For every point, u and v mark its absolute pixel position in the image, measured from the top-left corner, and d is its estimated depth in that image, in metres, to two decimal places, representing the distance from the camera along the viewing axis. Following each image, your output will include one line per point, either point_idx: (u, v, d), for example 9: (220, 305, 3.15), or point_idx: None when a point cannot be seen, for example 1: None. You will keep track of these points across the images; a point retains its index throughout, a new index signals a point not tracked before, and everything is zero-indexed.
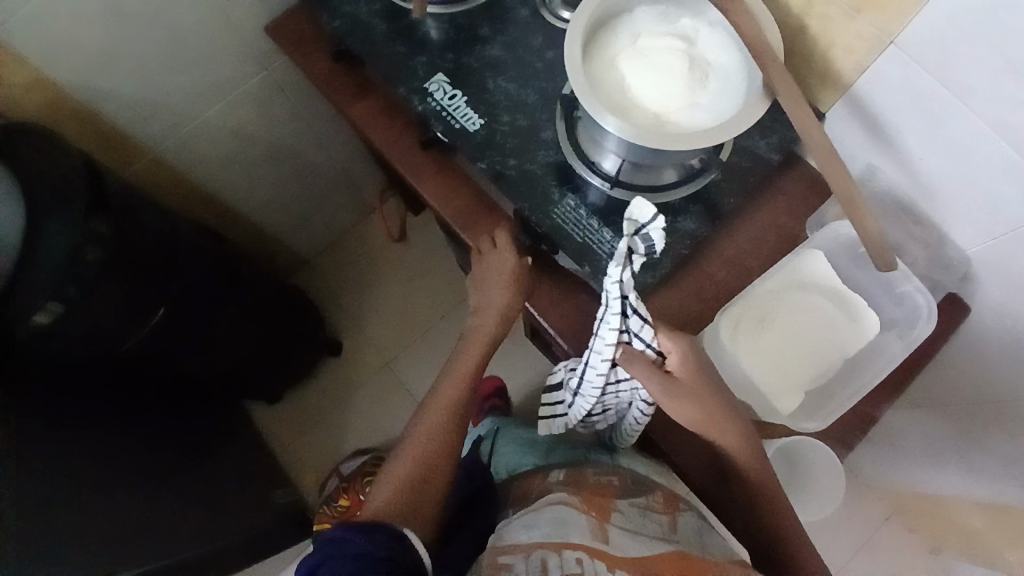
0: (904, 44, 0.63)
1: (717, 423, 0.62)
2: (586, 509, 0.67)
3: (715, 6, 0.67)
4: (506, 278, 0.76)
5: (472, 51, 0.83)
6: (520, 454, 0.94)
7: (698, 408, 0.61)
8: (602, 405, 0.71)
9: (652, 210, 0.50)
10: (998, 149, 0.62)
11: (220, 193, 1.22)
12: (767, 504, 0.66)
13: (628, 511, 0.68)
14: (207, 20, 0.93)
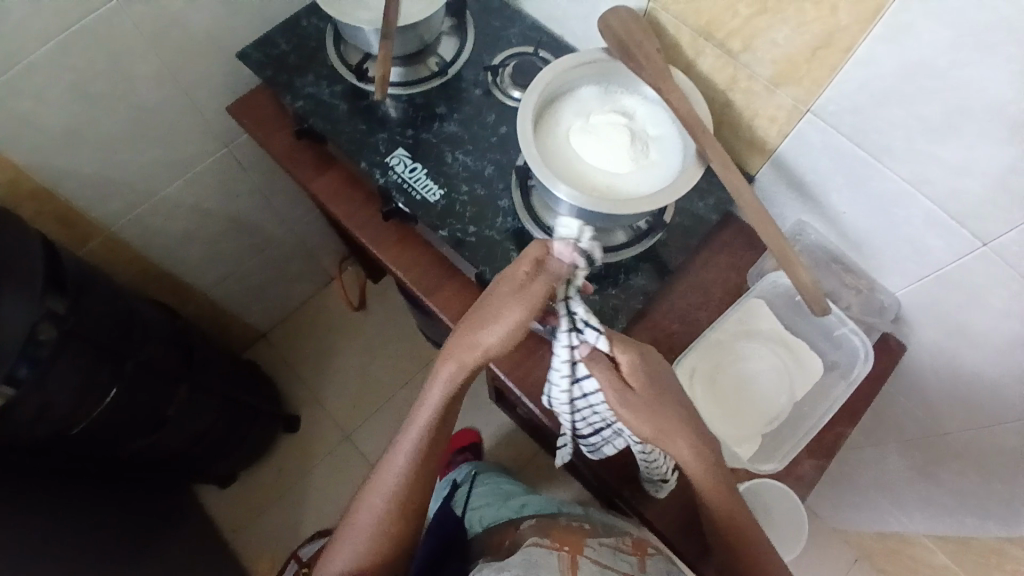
0: (819, 112, 0.72)
1: (672, 438, 0.62)
2: (557, 545, 0.72)
3: (650, 85, 0.74)
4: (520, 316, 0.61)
5: (430, 128, 0.89)
6: (494, 507, 1.03)
7: (650, 418, 0.62)
8: (588, 423, 0.71)
9: (578, 223, 0.71)
10: (913, 196, 0.70)
11: (175, 268, 1.21)
12: (728, 524, 0.66)
13: (601, 549, 0.72)
14: (171, 101, 0.96)
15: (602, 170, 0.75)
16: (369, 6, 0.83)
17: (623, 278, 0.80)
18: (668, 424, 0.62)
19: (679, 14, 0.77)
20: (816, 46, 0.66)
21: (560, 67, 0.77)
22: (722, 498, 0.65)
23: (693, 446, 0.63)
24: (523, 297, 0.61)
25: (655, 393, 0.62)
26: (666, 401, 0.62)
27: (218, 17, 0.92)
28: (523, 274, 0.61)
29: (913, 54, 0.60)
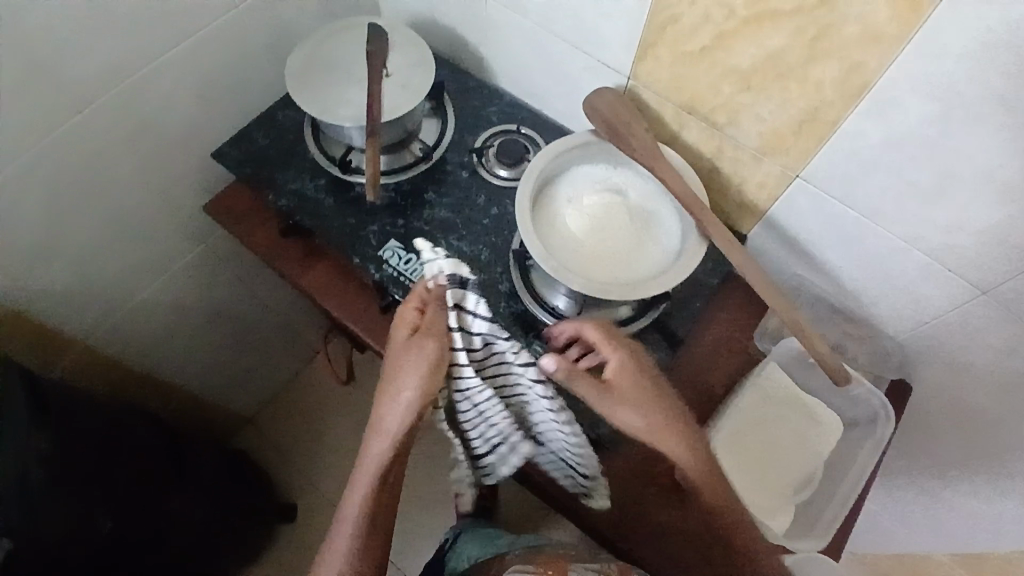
0: (809, 177, 0.73)
1: (663, 427, 0.60)
2: (539, 571, 0.70)
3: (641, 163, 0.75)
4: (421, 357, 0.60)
5: (421, 215, 0.87)
6: (482, 548, 0.95)
7: (642, 413, 0.59)
8: (485, 438, 0.73)
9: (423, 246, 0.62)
10: (912, 252, 0.71)
11: (157, 370, 1.14)
12: (731, 522, 0.62)
13: (585, 570, 0.71)
14: (146, 205, 0.91)
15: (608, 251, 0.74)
16: (350, 101, 0.80)
17: (636, 352, 0.80)
18: (654, 408, 0.60)
19: (661, 90, 0.78)
20: (803, 119, 0.68)
21: (552, 153, 0.77)
22: (718, 489, 0.61)
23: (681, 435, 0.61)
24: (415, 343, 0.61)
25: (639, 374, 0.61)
26: (651, 381, 0.61)
27: (193, 120, 0.88)
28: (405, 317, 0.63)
29: (902, 123, 0.62)
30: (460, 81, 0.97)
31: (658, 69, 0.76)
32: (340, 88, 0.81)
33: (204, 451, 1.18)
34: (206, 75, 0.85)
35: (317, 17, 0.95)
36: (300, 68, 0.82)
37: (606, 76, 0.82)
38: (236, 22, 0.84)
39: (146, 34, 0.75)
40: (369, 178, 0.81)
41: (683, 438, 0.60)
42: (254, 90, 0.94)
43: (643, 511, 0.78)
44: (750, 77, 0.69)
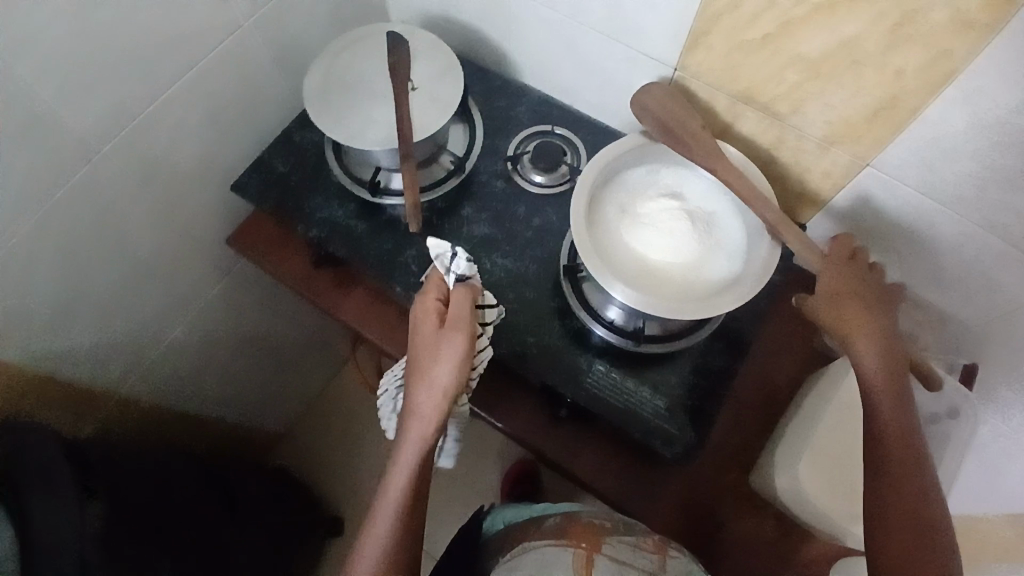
0: (882, 166, 0.68)
1: (861, 328, 0.62)
2: (575, 544, 0.69)
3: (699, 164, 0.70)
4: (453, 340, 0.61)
5: (460, 234, 0.82)
6: (520, 511, 0.86)
7: (854, 312, 0.63)
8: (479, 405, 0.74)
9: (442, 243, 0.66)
10: (993, 244, 0.67)
11: (190, 403, 1.11)
12: (900, 447, 0.58)
13: (620, 544, 0.69)
14: (167, 245, 0.86)
15: (671, 261, 0.70)
16: (377, 121, 0.75)
17: (700, 360, 0.78)
18: (870, 314, 0.63)
19: (712, 82, 0.72)
20: (878, 107, 0.63)
21: (603, 159, 0.73)
22: (893, 410, 0.59)
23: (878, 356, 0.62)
24: (448, 329, 0.62)
25: (868, 293, 0.64)
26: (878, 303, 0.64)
27: (208, 151, 0.83)
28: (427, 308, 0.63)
29: (992, 111, 0.56)
30: (485, 81, 0.91)
31: (710, 59, 0.70)
32: (365, 107, 0.76)
33: (240, 478, 1.16)
34: (216, 103, 0.79)
35: (326, 25, 0.88)
36: (319, 90, 0.76)
37: (650, 69, 0.76)
38: (243, 43, 0.78)
39: (149, 71, 0.69)
40: (410, 211, 0.78)
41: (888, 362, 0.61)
42: (268, 111, 0.87)
43: (716, 519, 0.77)
44: (819, 65, 0.63)
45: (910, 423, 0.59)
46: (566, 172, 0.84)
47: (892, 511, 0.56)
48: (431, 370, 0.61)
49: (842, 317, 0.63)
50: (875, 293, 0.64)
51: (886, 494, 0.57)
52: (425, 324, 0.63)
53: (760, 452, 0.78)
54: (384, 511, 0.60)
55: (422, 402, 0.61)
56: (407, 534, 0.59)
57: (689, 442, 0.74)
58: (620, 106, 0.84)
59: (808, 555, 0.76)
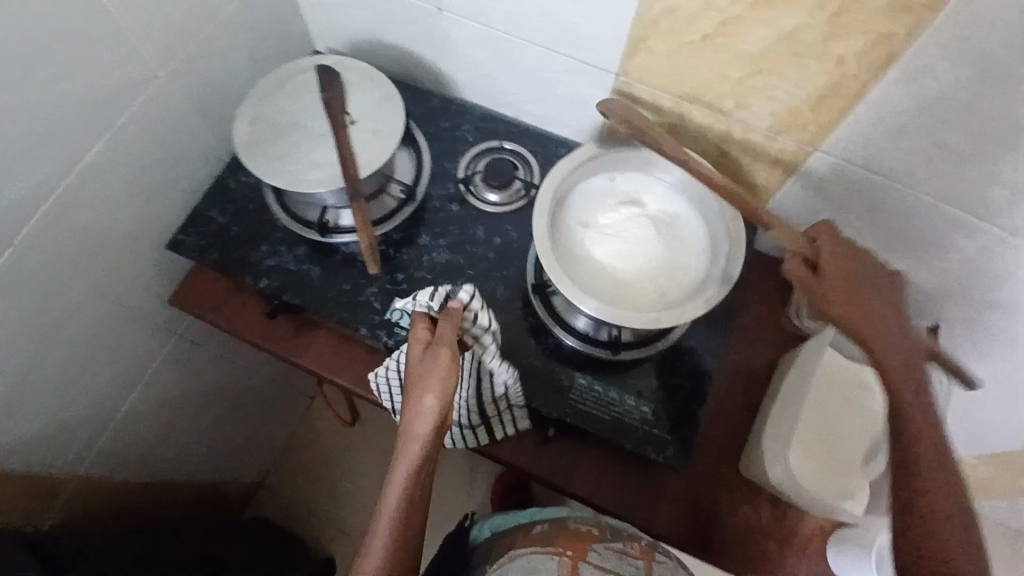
0: (829, 150, 0.69)
1: (859, 316, 0.58)
2: (560, 551, 0.67)
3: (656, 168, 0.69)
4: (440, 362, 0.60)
5: (421, 264, 0.79)
6: (509, 518, 0.82)
7: (851, 301, 0.59)
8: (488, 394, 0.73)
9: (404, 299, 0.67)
10: (943, 212, 0.69)
11: (156, 472, 1.04)
12: (925, 442, 0.54)
13: (607, 552, 0.68)
14: (109, 317, 0.80)
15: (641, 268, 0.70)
16: (320, 163, 0.72)
17: (680, 360, 0.77)
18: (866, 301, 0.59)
19: (657, 84, 0.72)
20: (822, 95, 0.64)
21: (566, 168, 0.72)
22: (909, 399, 0.55)
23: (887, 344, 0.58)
24: (434, 350, 0.61)
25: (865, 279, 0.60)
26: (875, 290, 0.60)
27: (139, 211, 0.77)
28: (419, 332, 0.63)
29: (932, 89, 0.58)
30: (424, 103, 0.88)
31: (653, 62, 0.69)
32: (305, 150, 0.73)
33: (222, 538, 1.10)
34: (142, 160, 0.74)
35: (250, 62, 0.83)
36: (252, 138, 0.73)
37: (592, 76, 0.75)
38: (164, 93, 0.72)
39: (64, 136, 0.63)
40: (366, 253, 0.74)
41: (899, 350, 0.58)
42: (198, 159, 0.82)
43: (716, 511, 0.77)
44: (761, 59, 0.63)
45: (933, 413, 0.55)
46: (520, 188, 0.83)
47: (923, 514, 0.51)
48: (416, 391, 0.59)
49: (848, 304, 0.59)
50: (872, 280, 0.60)
51: (912, 491, 0.53)
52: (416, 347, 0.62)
53: (747, 440, 0.79)
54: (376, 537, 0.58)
55: (412, 427, 0.60)
56: (401, 558, 0.58)
57: (680, 444, 0.74)
58: (565, 114, 0.83)
59: (806, 533, 0.77)
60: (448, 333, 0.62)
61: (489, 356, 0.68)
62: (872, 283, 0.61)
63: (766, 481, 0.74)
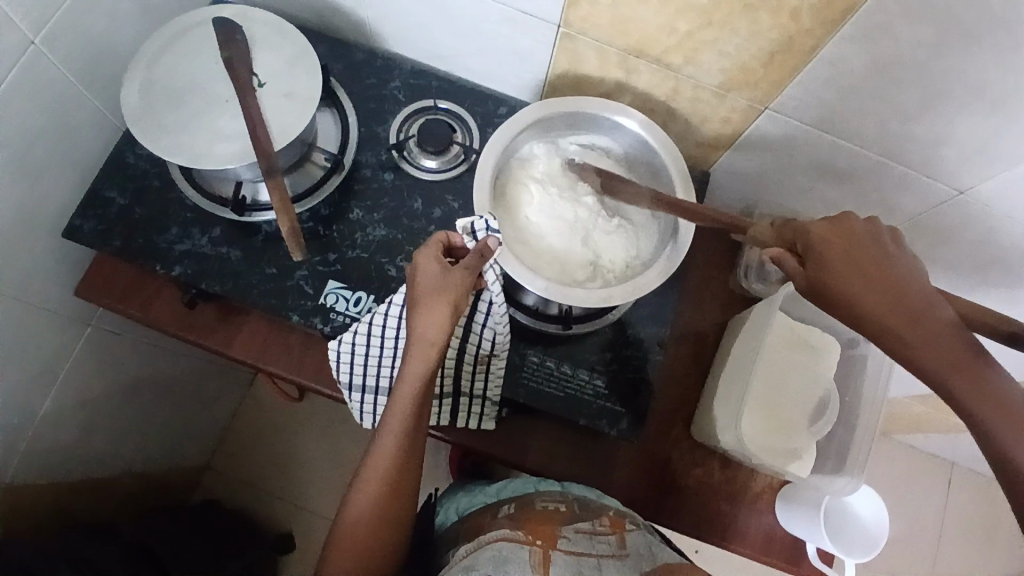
0: (779, 109, 0.66)
1: (862, 270, 0.48)
2: (529, 539, 0.62)
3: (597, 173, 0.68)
4: (447, 287, 0.57)
5: (354, 242, 0.73)
6: (473, 493, 0.78)
7: (846, 256, 0.49)
8: (470, 350, 0.69)
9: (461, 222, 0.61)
10: (892, 170, 0.67)
11: (88, 469, 0.97)
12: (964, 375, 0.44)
13: (577, 535, 0.63)
14: (7, 319, 0.71)
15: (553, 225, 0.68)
16: (228, 134, 0.64)
17: (633, 331, 0.75)
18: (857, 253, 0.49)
19: (601, 36, 0.66)
20: (774, 51, 0.60)
21: (502, 138, 0.66)
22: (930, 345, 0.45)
23: (905, 308, 0.47)
24: (444, 274, 0.58)
25: (871, 248, 0.49)
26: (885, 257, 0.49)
27: (21, 197, 0.67)
28: (425, 259, 0.59)
29: (886, 48, 0.54)
30: (345, 58, 0.79)
31: (595, 14, 0.63)
32: (208, 119, 0.65)
33: (167, 526, 1.05)
34: (17, 141, 0.63)
35: (136, 15, 0.72)
36: (144, 109, 0.64)
37: (531, 28, 0.68)
38: (32, 60, 0.61)
39: None
40: (287, 237, 0.66)
41: (923, 314, 0.46)
42: (87, 132, 0.72)
43: (669, 476, 0.78)
44: (711, 12, 0.58)
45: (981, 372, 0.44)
46: (459, 152, 0.76)
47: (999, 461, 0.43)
48: (420, 312, 0.58)
49: (842, 280, 0.48)
50: (875, 256, 0.49)
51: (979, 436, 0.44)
52: (420, 270, 0.58)
53: (698, 404, 0.79)
54: (384, 444, 0.60)
55: (415, 346, 0.58)
56: (408, 458, 0.61)
57: (635, 415, 0.72)
58: (503, 67, 0.76)
59: (756, 489, 0.79)
60: (469, 265, 0.58)
61: (498, 304, 0.65)
62: (874, 246, 0.49)
63: (718, 445, 0.75)
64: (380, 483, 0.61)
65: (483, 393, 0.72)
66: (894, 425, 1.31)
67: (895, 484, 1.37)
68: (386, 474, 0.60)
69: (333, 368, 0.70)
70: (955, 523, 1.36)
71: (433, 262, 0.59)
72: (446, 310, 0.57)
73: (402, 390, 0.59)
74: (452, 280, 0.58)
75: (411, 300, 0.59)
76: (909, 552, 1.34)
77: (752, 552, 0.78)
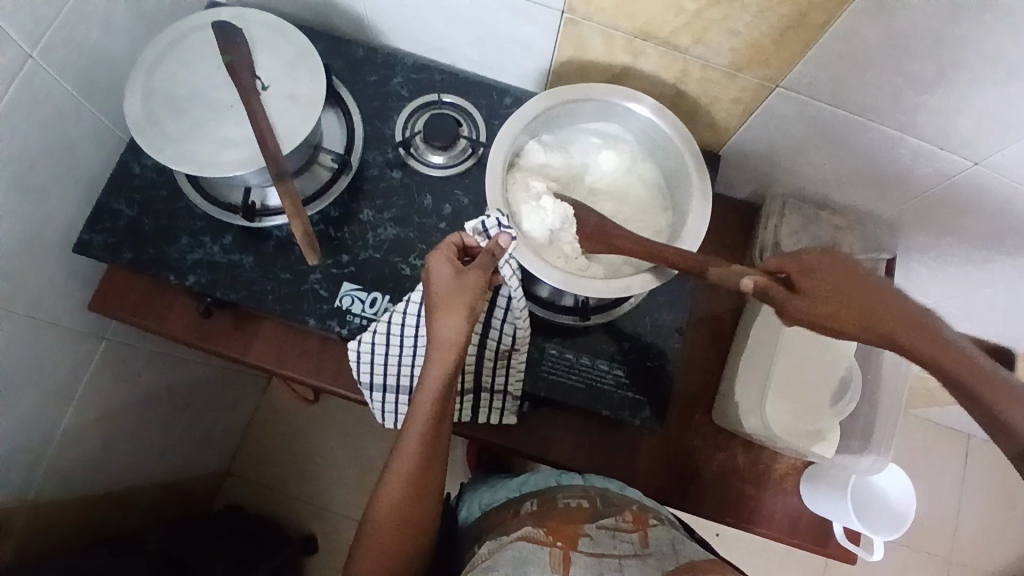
0: (791, 86, 0.65)
1: (853, 288, 0.50)
2: (549, 540, 0.60)
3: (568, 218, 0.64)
4: (464, 289, 0.57)
5: (366, 242, 0.72)
6: (494, 488, 0.77)
7: (834, 276, 0.51)
8: (490, 345, 0.69)
9: (470, 224, 0.59)
10: (908, 143, 0.66)
11: (110, 481, 0.97)
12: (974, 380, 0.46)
13: (599, 533, 0.61)
14: (22, 336, 0.71)
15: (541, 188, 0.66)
16: (234, 141, 0.63)
17: (651, 319, 0.74)
18: (844, 275, 0.51)
19: (607, 21, 0.64)
20: (786, 27, 0.58)
21: (512, 131, 0.65)
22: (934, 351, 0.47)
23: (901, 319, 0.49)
24: (461, 276, 0.57)
25: (853, 268, 0.51)
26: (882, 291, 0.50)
27: (29, 214, 0.66)
28: (439, 262, 0.58)
29: (903, 18, 0.53)
30: (347, 56, 0.78)
31: None
32: (213, 126, 0.64)
33: (190, 533, 1.05)
34: (21, 156, 0.62)
35: (133, 22, 0.70)
36: (149, 117, 0.63)
37: (535, 15, 0.66)
38: (30, 74, 0.60)
39: None
40: (302, 241, 0.66)
41: (919, 326, 0.48)
42: (89, 145, 0.71)
43: (692, 462, 0.77)
44: None
45: (1012, 380, 0.47)
46: (466, 146, 0.75)
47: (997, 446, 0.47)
48: (438, 316, 0.57)
49: (833, 301, 0.50)
50: (861, 274, 0.51)
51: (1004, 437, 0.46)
52: (435, 273, 0.58)
53: (718, 388, 0.79)
54: (407, 446, 0.60)
55: (435, 348, 0.58)
56: (432, 459, 0.61)
57: (657, 403, 0.72)
58: (507, 57, 0.75)
59: (780, 472, 0.79)
60: (487, 264, 0.58)
61: (517, 298, 0.65)
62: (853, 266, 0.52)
63: (741, 429, 0.74)
64: (405, 485, 0.60)
65: (504, 388, 0.71)
66: (911, 399, 1.30)
67: (913, 458, 1.37)
68: (410, 476, 0.60)
69: (353, 370, 0.70)
70: (975, 494, 1.36)
71: (449, 265, 0.58)
72: (464, 313, 0.56)
73: (423, 393, 0.59)
74: (469, 282, 0.57)
75: (428, 303, 0.58)
76: (929, 525, 1.34)
77: (777, 533, 0.78)
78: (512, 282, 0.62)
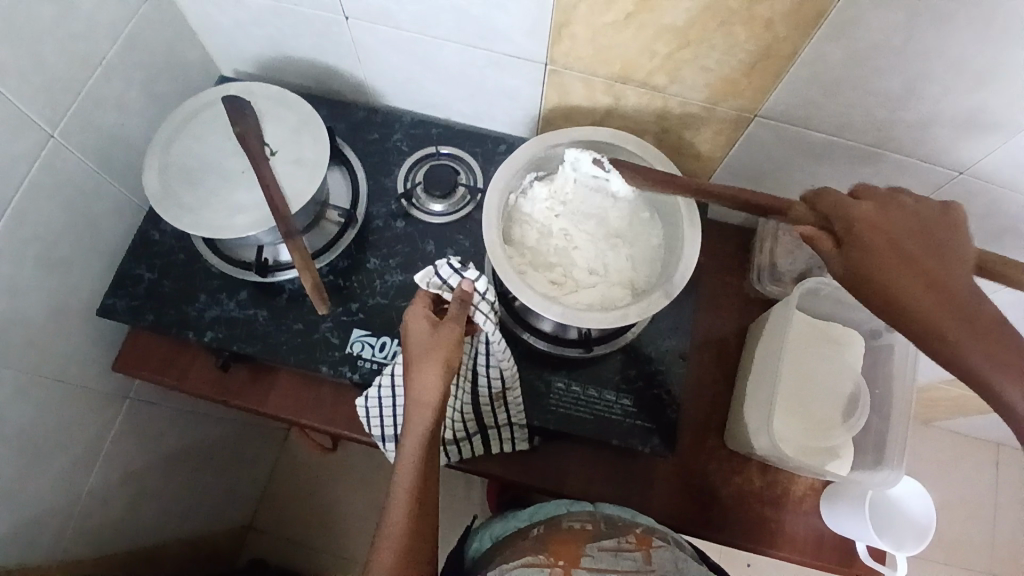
0: (768, 114, 0.68)
1: (873, 242, 0.50)
2: (551, 562, 0.62)
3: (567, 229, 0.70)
4: (439, 341, 0.59)
5: (375, 289, 0.75)
6: (503, 519, 0.78)
7: (874, 230, 0.51)
8: (492, 383, 0.69)
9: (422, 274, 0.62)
10: (889, 158, 0.68)
11: (138, 538, 0.99)
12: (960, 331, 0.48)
13: (601, 552, 0.64)
14: (50, 402, 0.74)
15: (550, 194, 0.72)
16: (245, 206, 0.68)
17: (654, 346, 0.76)
18: (880, 231, 0.51)
19: (586, 67, 0.69)
20: (754, 61, 0.62)
21: (505, 175, 0.69)
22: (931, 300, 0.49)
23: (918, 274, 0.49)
24: (436, 329, 0.60)
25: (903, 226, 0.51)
26: (919, 248, 0.50)
27: (55, 285, 0.71)
28: (415, 316, 0.61)
29: (863, 42, 0.56)
30: (347, 117, 0.83)
31: (577, 47, 0.66)
32: (225, 192, 0.68)
33: None
34: (45, 230, 0.67)
35: (148, 103, 0.76)
36: (165, 188, 0.68)
37: (519, 67, 0.71)
38: (52, 154, 0.66)
39: None
40: (310, 293, 0.69)
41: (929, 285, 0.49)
42: (111, 217, 0.76)
43: (708, 487, 0.77)
44: (687, 32, 0.61)
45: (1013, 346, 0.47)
46: (464, 193, 0.79)
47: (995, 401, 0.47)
48: (416, 369, 0.60)
49: (864, 253, 0.50)
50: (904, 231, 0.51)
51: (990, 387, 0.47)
52: (413, 327, 0.61)
53: (727, 411, 0.79)
54: (398, 497, 0.61)
55: (418, 400, 0.60)
56: (422, 507, 0.62)
57: (665, 430, 0.73)
58: (497, 107, 0.79)
59: (799, 492, 0.78)
60: (460, 314, 0.60)
61: (495, 339, 0.64)
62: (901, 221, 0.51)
63: (753, 451, 0.74)
64: (402, 538, 0.60)
65: (511, 422, 0.73)
66: (931, 411, 1.28)
67: (943, 471, 1.33)
68: (406, 529, 0.60)
69: (365, 417, 0.72)
70: (1011, 506, 1.32)
71: (423, 319, 0.61)
72: (440, 365, 0.59)
73: (407, 445, 0.60)
74: (444, 333, 0.59)
75: (408, 357, 0.61)
76: (969, 540, 1.30)
77: (800, 556, 0.77)
78: (486, 321, 0.61)
